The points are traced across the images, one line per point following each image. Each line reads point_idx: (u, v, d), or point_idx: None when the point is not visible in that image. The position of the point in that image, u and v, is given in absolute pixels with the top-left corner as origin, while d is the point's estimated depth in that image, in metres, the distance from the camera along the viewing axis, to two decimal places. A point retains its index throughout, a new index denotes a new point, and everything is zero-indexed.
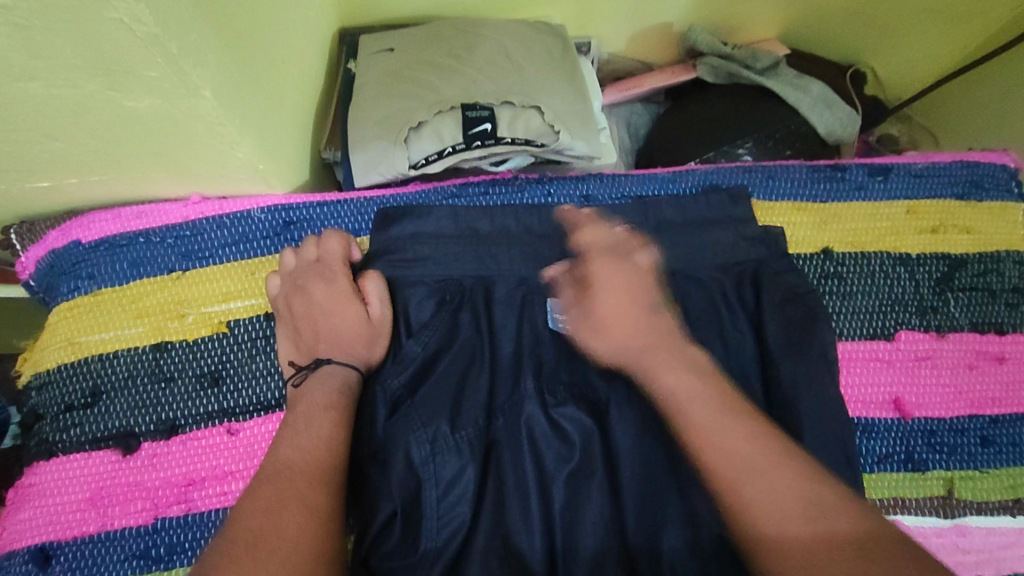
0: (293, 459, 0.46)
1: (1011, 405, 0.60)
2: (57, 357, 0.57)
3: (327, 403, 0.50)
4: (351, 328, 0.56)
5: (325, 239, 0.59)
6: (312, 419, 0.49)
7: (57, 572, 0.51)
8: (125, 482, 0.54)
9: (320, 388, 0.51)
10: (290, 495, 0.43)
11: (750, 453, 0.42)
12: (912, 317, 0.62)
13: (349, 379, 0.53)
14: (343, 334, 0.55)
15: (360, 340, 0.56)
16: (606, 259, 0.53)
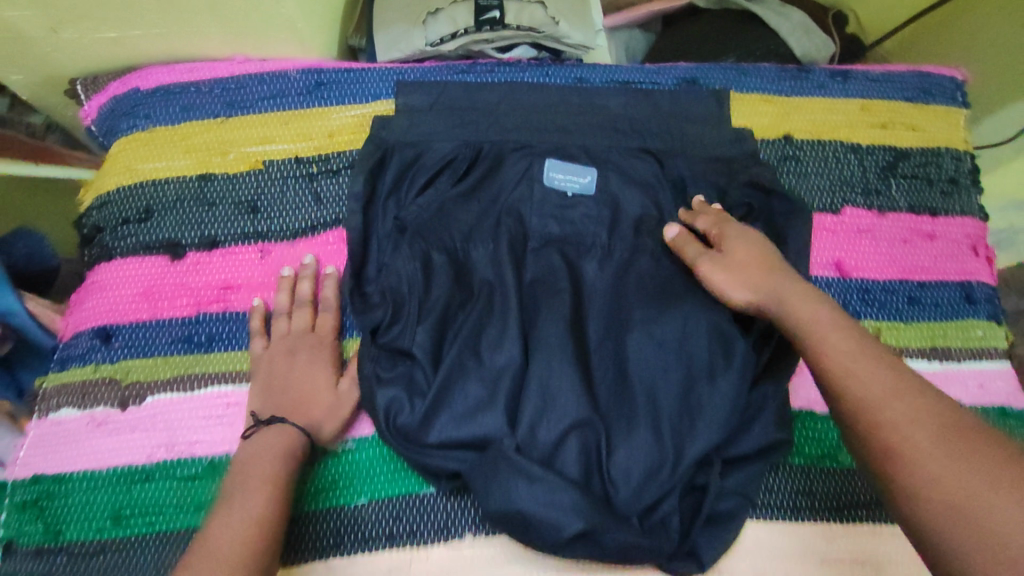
0: (218, 533, 0.48)
1: (937, 273, 0.70)
2: (117, 180, 0.67)
3: (259, 479, 0.52)
4: (315, 392, 0.59)
5: (300, 307, 0.63)
6: (254, 471, 0.53)
7: (117, 347, 0.63)
8: (171, 282, 0.64)
9: (256, 462, 0.53)
10: (209, 556, 0.47)
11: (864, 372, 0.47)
12: (858, 197, 0.71)
13: (296, 442, 0.56)
14: (310, 398, 0.59)
15: (323, 408, 0.59)
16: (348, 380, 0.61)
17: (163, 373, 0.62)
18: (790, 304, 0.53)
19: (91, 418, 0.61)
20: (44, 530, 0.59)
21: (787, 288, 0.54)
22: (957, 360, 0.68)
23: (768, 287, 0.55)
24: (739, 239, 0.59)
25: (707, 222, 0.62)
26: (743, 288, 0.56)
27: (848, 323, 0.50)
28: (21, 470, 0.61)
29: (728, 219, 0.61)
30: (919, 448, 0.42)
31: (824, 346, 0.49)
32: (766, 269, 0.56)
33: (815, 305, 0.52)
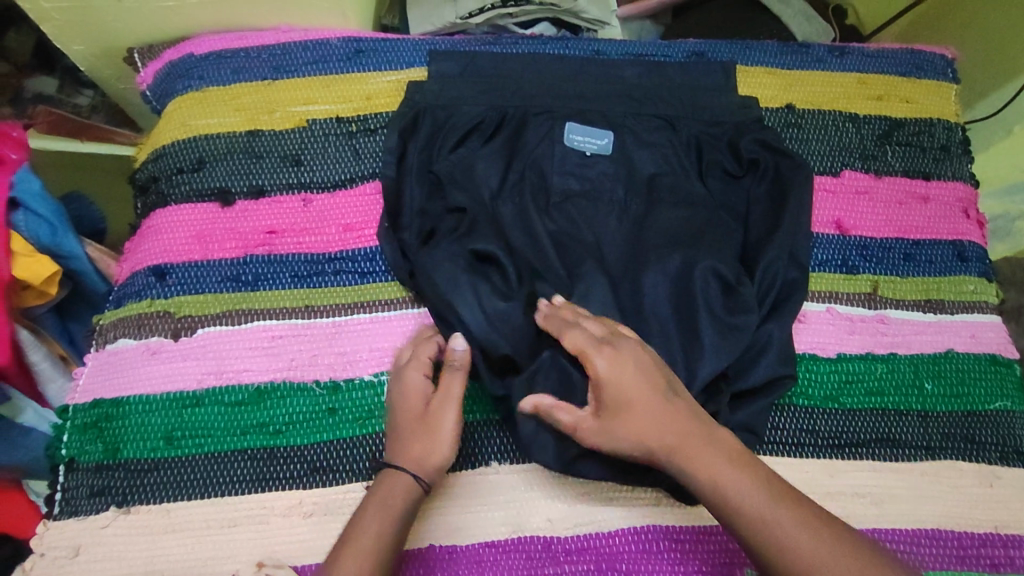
0: None
1: (930, 233, 0.75)
2: (173, 135, 0.73)
3: (373, 532, 0.53)
4: (411, 420, 0.59)
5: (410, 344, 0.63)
6: (367, 522, 0.54)
7: (171, 283, 0.68)
8: (222, 227, 0.70)
9: (371, 512, 0.54)
10: None
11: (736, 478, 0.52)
12: (856, 161, 0.76)
13: (408, 487, 0.56)
14: (406, 429, 0.58)
15: (420, 435, 0.58)
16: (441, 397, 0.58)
17: (212, 308, 0.67)
18: (691, 461, 0.52)
19: (146, 347, 0.66)
20: (104, 449, 0.63)
21: (675, 436, 0.53)
22: (951, 313, 0.72)
23: (639, 439, 0.53)
24: (620, 386, 0.54)
25: (577, 341, 0.56)
26: (632, 442, 0.54)
27: (726, 459, 0.52)
28: (81, 395, 0.66)
29: (595, 350, 0.55)
30: (801, 556, 0.48)
31: (707, 487, 0.51)
32: (658, 430, 0.53)
33: (698, 449, 0.52)
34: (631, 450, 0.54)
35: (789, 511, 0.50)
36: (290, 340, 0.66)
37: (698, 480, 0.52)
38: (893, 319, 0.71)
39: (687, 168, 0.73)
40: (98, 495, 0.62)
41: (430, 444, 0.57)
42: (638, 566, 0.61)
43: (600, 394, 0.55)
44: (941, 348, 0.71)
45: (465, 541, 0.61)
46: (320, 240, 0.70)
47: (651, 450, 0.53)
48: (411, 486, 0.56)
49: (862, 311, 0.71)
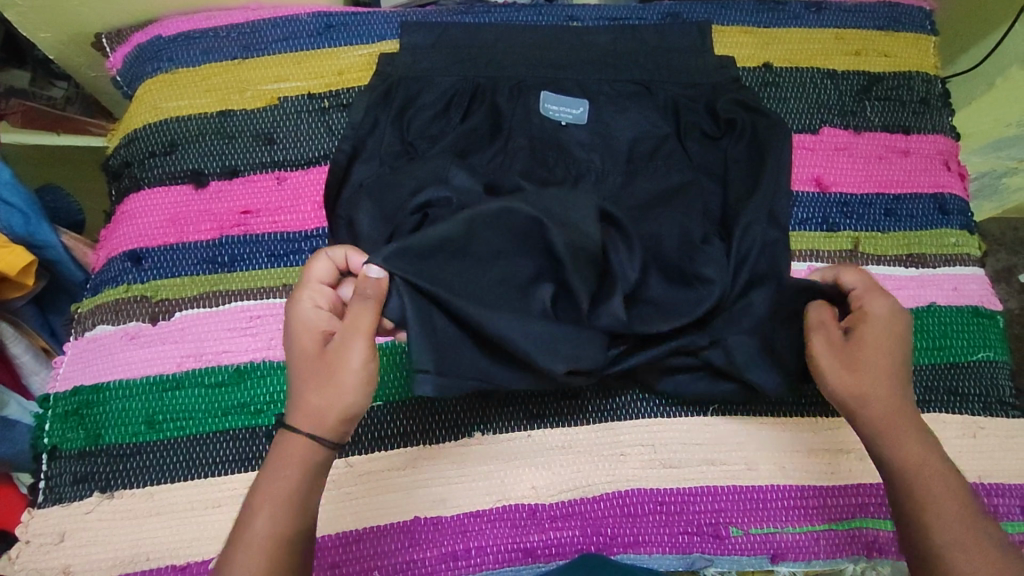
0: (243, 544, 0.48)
1: (911, 186, 0.74)
2: (144, 119, 0.72)
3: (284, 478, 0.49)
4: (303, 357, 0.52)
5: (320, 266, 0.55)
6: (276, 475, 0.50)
7: (147, 268, 0.68)
8: (196, 208, 0.69)
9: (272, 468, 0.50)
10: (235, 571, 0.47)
11: (931, 464, 0.52)
12: (835, 118, 0.76)
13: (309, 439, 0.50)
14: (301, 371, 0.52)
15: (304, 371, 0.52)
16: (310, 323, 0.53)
17: (189, 290, 0.67)
18: (890, 437, 0.54)
19: (124, 333, 0.66)
20: (85, 435, 0.63)
21: (885, 407, 0.54)
22: (933, 266, 0.72)
23: (872, 391, 0.55)
24: (874, 328, 0.56)
25: (855, 280, 0.59)
26: (863, 380, 0.55)
27: (933, 451, 0.53)
28: (62, 383, 0.65)
29: (878, 294, 0.58)
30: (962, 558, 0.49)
31: (903, 464, 0.53)
32: (883, 365, 0.55)
33: (903, 429, 0.54)
34: (879, 395, 0.54)
35: (961, 520, 0.50)
36: (269, 319, 0.66)
37: (889, 451, 0.53)
38: (876, 275, 0.71)
39: (665, 131, 0.73)
40: (81, 482, 0.61)
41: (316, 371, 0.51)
42: (624, 529, 0.61)
43: (854, 331, 0.56)
44: (924, 302, 0.70)
45: (450, 511, 0.61)
46: (296, 219, 0.69)
47: (867, 411, 0.54)
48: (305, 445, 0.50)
49: None
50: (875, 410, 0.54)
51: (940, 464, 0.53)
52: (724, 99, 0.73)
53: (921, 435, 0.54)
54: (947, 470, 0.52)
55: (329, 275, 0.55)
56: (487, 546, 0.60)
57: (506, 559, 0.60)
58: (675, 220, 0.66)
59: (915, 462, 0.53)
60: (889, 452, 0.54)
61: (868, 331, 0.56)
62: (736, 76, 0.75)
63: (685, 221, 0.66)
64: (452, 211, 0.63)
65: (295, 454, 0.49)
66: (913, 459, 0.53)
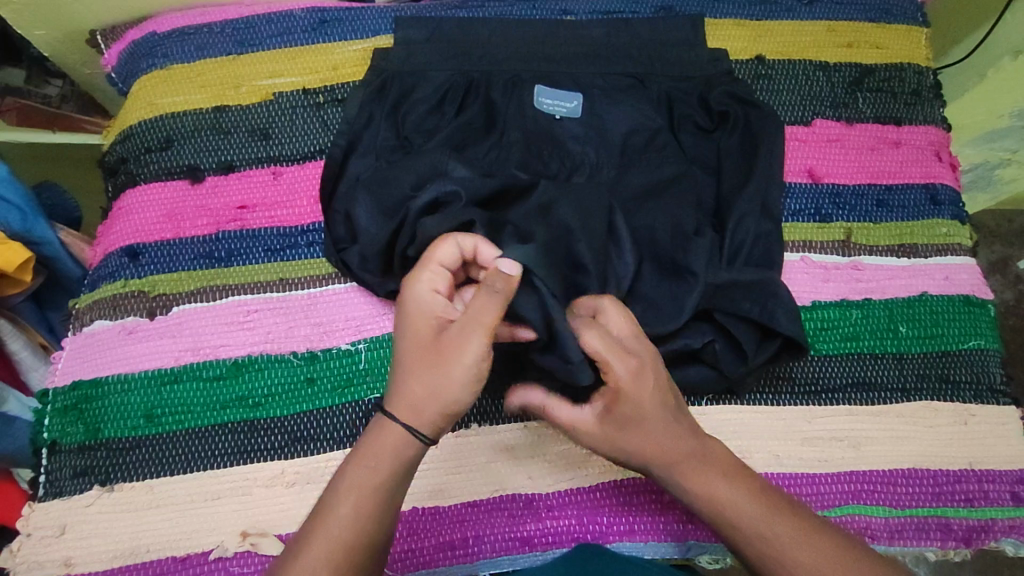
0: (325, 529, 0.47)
1: (903, 177, 0.75)
2: (140, 115, 0.73)
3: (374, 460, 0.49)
4: (410, 341, 0.52)
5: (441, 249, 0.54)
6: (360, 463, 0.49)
7: (145, 263, 0.68)
8: (193, 204, 0.70)
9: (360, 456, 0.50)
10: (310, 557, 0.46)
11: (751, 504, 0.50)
12: (827, 110, 0.76)
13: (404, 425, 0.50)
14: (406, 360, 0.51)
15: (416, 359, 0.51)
16: (423, 309, 0.52)
17: (187, 285, 0.67)
18: (695, 481, 0.51)
19: (123, 328, 0.66)
20: (85, 430, 0.63)
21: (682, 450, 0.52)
22: (925, 256, 0.72)
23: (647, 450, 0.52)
24: (633, 399, 0.51)
25: (598, 344, 0.52)
26: (637, 441, 0.52)
27: (721, 473, 0.51)
28: (61, 378, 0.66)
29: (617, 357, 0.51)
30: None
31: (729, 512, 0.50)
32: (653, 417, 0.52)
33: (705, 470, 0.51)
34: (638, 450, 0.52)
35: (782, 534, 0.49)
36: (266, 313, 0.66)
37: (704, 495, 0.51)
38: (868, 265, 0.71)
39: (659, 124, 0.73)
40: (81, 475, 0.62)
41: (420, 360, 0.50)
42: (620, 518, 0.62)
43: (625, 400, 0.52)
44: (915, 291, 0.71)
45: (448, 501, 0.62)
46: (292, 213, 0.70)
47: (651, 462, 0.52)
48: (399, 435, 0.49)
49: (835, 259, 0.72)
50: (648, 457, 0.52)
51: (755, 502, 0.50)
52: (717, 91, 0.74)
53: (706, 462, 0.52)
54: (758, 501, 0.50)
55: (452, 256, 0.54)
56: (484, 536, 0.61)
57: (504, 547, 0.61)
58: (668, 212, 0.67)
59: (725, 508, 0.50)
60: (712, 492, 0.51)
61: (634, 405, 0.52)
62: (729, 69, 0.76)
63: (678, 213, 0.67)
64: (447, 204, 0.63)
65: (387, 446, 0.49)
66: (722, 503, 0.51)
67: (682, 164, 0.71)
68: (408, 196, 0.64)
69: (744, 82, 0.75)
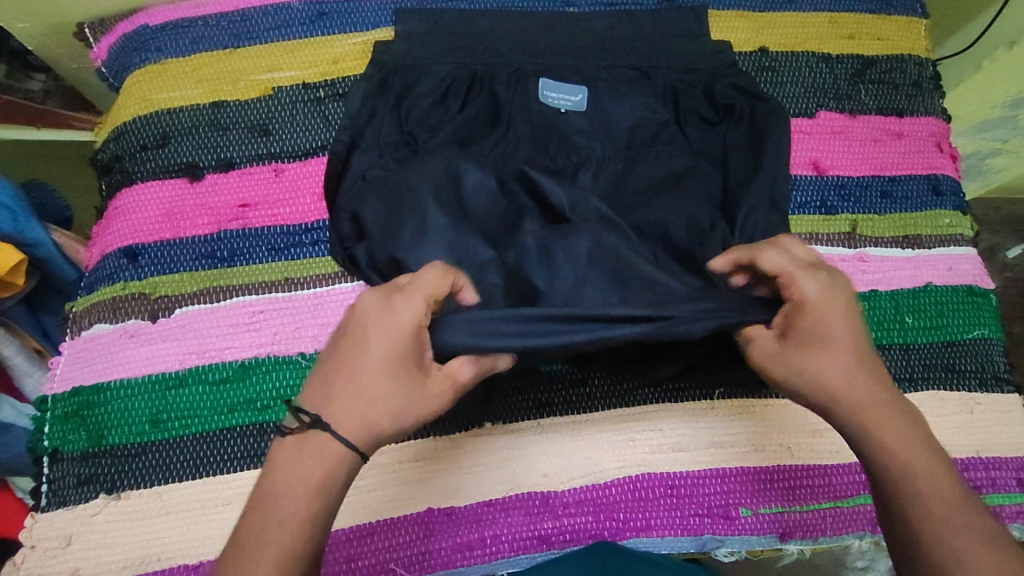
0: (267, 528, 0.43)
1: (906, 169, 0.75)
2: (134, 111, 0.70)
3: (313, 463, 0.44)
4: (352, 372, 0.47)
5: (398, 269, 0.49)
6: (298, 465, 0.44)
7: (144, 264, 0.66)
8: (192, 202, 0.68)
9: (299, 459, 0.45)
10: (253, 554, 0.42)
11: (922, 463, 0.48)
12: (831, 102, 0.76)
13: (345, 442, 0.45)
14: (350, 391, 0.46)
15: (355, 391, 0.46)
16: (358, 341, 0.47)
17: (189, 286, 0.66)
18: (875, 422, 0.49)
19: (124, 331, 0.64)
20: (88, 437, 0.62)
21: (867, 390, 0.49)
22: (929, 247, 0.73)
23: (829, 381, 0.50)
24: (819, 319, 0.50)
25: (777, 262, 0.50)
26: (820, 370, 0.50)
27: (907, 427, 0.49)
28: (60, 384, 0.64)
29: (805, 272, 0.50)
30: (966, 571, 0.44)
31: (895, 462, 0.48)
32: (838, 349, 0.50)
33: (887, 416, 0.49)
34: (820, 378, 0.50)
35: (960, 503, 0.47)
36: (272, 314, 0.65)
37: (886, 454, 0.48)
38: (874, 257, 0.72)
39: (665, 118, 0.73)
40: (86, 484, 0.60)
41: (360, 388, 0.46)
42: (636, 514, 0.62)
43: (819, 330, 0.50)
44: (920, 282, 0.72)
45: (464, 502, 0.61)
46: (295, 211, 0.68)
47: (833, 393, 0.50)
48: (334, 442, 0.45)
49: (841, 251, 0.72)
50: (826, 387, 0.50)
51: (929, 461, 0.48)
52: (722, 84, 0.74)
53: (893, 410, 0.49)
54: (932, 466, 0.48)
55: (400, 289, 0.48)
56: (502, 535, 0.60)
57: (521, 545, 0.61)
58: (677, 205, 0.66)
59: (891, 453, 0.48)
60: (880, 436, 0.49)
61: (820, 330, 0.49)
62: (733, 61, 0.76)
63: (687, 206, 0.67)
64: (455, 200, 0.62)
65: (323, 458, 0.44)
66: (886, 449, 0.48)
67: (689, 158, 0.71)
68: (415, 193, 0.63)
69: (748, 74, 0.75)
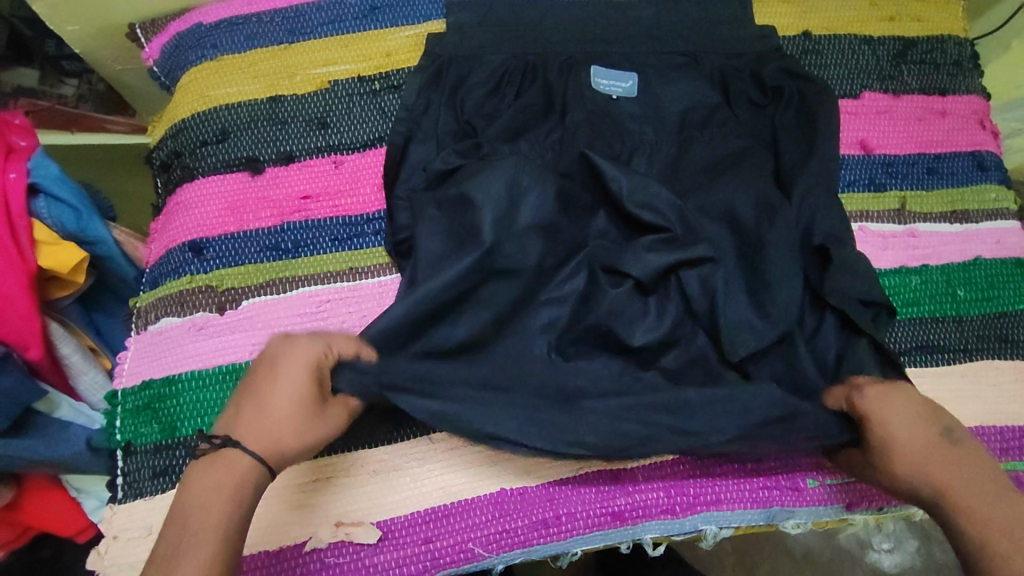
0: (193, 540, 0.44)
1: (950, 146, 0.77)
2: (192, 108, 0.71)
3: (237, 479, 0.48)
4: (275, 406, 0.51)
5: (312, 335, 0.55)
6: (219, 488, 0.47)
7: (209, 258, 0.66)
8: (254, 196, 0.68)
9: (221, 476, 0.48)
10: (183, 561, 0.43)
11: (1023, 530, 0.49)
12: (875, 83, 0.78)
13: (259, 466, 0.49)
14: (272, 418, 0.51)
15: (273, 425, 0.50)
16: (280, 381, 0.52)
17: (255, 278, 0.66)
18: (971, 497, 0.51)
19: (193, 324, 0.65)
20: (161, 429, 0.62)
21: (956, 473, 0.53)
22: (977, 221, 0.74)
23: (922, 465, 0.54)
24: (892, 405, 0.56)
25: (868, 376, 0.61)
26: (912, 455, 0.54)
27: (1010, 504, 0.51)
28: (131, 377, 0.65)
29: (891, 386, 0.59)
30: None
31: (992, 533, 0.49)
32: (921, 439, 0.55)
33: (985, 496, 0.51)
34: (913, 467, 0.54)
35: None
36: (339, 303, 0.66)
37: (976, 524, 0.50)
38: (923, 233, 0.73)
39: (715, 102, 0.74)
40: (162, 475, 0.61)
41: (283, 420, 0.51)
42: (708, 488, 0.62)
43: (895, 421, 0.56)
44: (969, 256, 0.73)
45: (537, 482, 0.61)
46: (356, 202, 0.69)
47: (928, 476, 0.53)
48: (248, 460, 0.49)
49: (891, 227, 0.73)
50: (922, 471, 0.54)
51: None
52: (769, 68, 0.75)
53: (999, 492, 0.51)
54: None
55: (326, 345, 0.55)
56: (576, 513, 0.60)
57: (595, 523, 0.60)
58: (737, 185, 0.67)
59: (989, 522, 0.50)
60: (983, 512, 0.50)
61: (883, 409, 0.57)
62: (778, 45, 0.77)
63: (746, 185, 0.68)
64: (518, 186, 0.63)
65: (243, 474, 0.48)
66: (987, 520, 0.50)
67: (740, 139, 0.72)
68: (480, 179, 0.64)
69: (793, 57, 0.77)
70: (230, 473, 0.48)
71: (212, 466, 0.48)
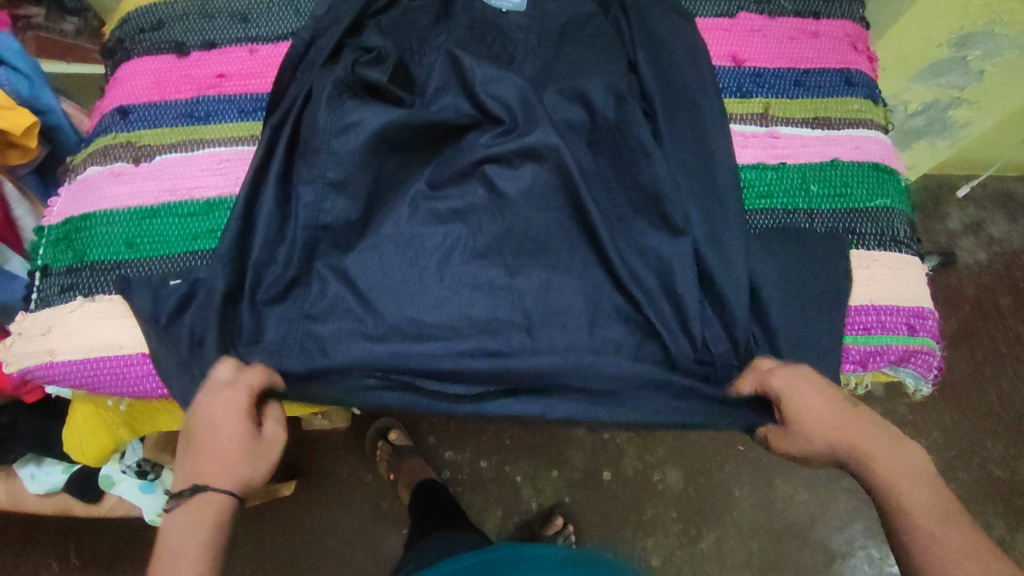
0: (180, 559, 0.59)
1: (820, 63, 0.82)
2: (137, 3, 0.83)
3: (201, 510, 0.61)
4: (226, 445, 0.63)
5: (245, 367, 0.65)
6: (187, 532, 0.60)
7: (133, 120, 0.77)
8: (178, 73, 0.79)
9: (180, 523, 0.60)
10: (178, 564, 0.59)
11: (911, 478, 0.61)
12: (751, 5, 0.84)
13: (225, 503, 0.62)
14: (222, 457, 0.62)
15: (225, 460, 0.62)
16: (226, 420, 0.63)
17: (169, 138, 0.76)
18: (868, 462, 0.62)
19: (110, 171, 0.75)
20: (73, 255, 0.72)
21: (855, 442, 0.63)
22: (837, 128, 0.79)
23: (829, 442, 0.63)
24: (801, 398, 0.64)
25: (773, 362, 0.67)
26: (816, 436, 0.63)
27: (896, 459, 0.62)
28: (57, 217, 0.75)
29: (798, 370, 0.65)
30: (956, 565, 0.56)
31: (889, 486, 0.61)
32: (829, 419, 0.63)
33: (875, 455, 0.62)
34: (819, 445, 0.63)
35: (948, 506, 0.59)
36: (236, 162, 0.75)
37: (875, 482, 0.62)
38: (784, 134, 0.79)
39: (596, 16, 0.81)
40: (68, 291, 0.70)
41: (231, 457, 0.62)
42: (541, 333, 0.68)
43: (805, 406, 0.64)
44: (827, 157, 0.78)
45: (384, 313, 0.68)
46: (264, 82, 0.79)
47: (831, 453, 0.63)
48: (212, 498, 0.61)
49: (752, 127, 0.79)
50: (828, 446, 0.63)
51: (925, 483, 0.61)
52: None
53: (890, 447, 0.62)
54: (921, 476, 0.61)
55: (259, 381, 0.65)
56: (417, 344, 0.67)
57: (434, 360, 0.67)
58: (599, 77, 0.75)
59: (886, 481, 0.61)
60: (877, 470, 0.62)
61: (800, 404, 0.64)
62: None
63: (604, 76, 0.75)
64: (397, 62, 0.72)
65: (209, 510, 0.61)
66: (882, 476, 0.61)
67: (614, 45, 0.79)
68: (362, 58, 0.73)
69: None
70: (215, 507, 0.61)
71: (196, 506, 0.61)
